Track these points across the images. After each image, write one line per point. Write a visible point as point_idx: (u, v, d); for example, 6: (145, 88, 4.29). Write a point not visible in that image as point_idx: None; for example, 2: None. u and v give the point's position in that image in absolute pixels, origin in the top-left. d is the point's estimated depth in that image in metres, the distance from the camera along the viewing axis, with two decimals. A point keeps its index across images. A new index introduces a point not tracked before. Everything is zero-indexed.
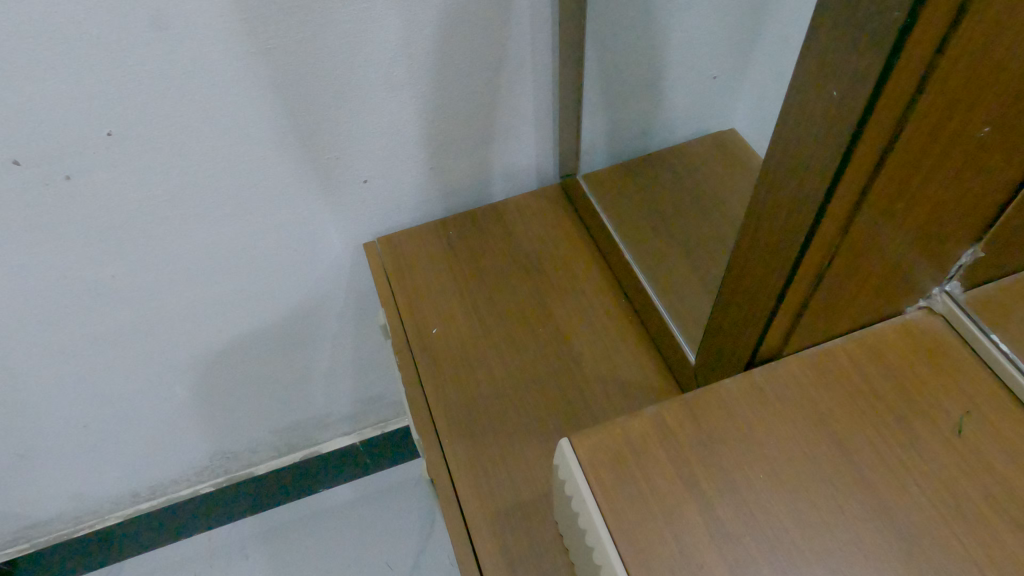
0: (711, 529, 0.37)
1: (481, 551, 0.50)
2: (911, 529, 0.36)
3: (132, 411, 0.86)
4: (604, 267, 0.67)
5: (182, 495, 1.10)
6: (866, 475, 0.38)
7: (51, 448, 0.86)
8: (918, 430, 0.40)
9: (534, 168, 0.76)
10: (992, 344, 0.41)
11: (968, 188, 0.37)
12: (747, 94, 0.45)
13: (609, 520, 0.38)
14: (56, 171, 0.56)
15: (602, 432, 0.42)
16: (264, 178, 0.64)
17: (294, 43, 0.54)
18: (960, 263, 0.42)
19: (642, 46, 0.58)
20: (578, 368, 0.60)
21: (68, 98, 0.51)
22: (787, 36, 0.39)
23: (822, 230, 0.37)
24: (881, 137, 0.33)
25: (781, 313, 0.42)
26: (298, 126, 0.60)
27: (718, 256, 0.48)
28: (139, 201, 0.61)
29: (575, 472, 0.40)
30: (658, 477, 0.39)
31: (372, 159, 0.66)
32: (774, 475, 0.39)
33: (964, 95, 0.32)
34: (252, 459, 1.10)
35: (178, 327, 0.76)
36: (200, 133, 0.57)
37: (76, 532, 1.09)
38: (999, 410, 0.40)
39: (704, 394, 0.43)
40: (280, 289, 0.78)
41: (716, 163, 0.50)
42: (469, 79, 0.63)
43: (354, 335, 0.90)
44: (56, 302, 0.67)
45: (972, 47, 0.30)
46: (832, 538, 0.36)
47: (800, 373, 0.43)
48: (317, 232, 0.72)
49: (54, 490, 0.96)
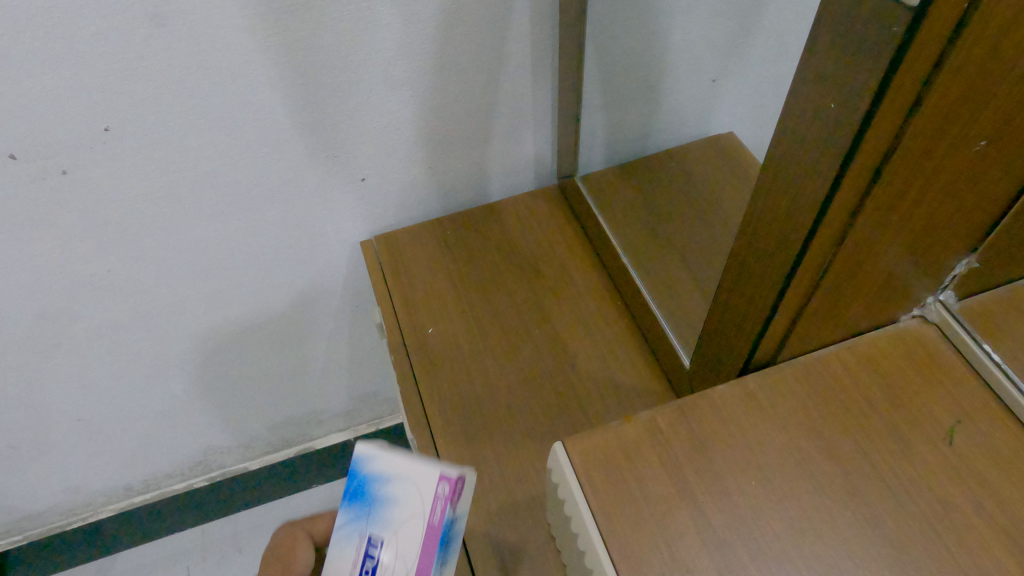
0: (702, 534, 0.36)
1: (474, 552, 0.52)
2: (902, 537, 0.35)
3: (127, 404, 0.86)
4: (599, 267, 0.71)
5: (175, 489, 1.09)
6: (858, 482, 0.37)
7: (44, 442, 0.86)
8: (912, 437, 0.39)
9: (536, 167, 0.78)
10: (988, 356, 0.41)
11: (966, 201, 0.36)
12: (745, 101, 0.46)
13: (600, 521, 0.37)
14: (53, 166, 0.56)
15: (596, 435, 0.41)
16: (267, 176, 0.65)
17: (296, 43, 0.54)
18: (954, 273, 0.42)
19: (644, 42, 0.58)
20: (574, 370, 0.62)
21: (64, 91, 0.51)
22: (780, 47, 0.38)
23: (818, 240, 0.35)
24: (865, 170, 0.31)
25: (769, 336, 0.42)
26: (300, 124, 0.61)
27: (715, 260, 0.49)
28: (137, 196, 0.61)
29: (568, 475, 0.40)
30: (650, 480, 0.39)
31: (373, 155, 0.67)
32: (765, 480, 0.38)
33: (956, 124, 0.30)
34: (246, 454, 1.10)
35: (177, 319, 0.77)
36: (202, 129, 0.58)
37: (67, 526, 1.06)
38: (990, 419, 0.39)
39: (696, 400, 0.42)
40: (275, 284, 0.78)
41: (719, 168, 0.51)
42: (471, 78, 0.64)
43: (348, 331, 0.91)
44: (53, 294, 0.67)
45: (964, 73, 0.28)
46: (821, 542, 0.35)
47: (792, 381, 0.42)
48: (317, 227, 0.73)
49: (44, 486, 0.95)
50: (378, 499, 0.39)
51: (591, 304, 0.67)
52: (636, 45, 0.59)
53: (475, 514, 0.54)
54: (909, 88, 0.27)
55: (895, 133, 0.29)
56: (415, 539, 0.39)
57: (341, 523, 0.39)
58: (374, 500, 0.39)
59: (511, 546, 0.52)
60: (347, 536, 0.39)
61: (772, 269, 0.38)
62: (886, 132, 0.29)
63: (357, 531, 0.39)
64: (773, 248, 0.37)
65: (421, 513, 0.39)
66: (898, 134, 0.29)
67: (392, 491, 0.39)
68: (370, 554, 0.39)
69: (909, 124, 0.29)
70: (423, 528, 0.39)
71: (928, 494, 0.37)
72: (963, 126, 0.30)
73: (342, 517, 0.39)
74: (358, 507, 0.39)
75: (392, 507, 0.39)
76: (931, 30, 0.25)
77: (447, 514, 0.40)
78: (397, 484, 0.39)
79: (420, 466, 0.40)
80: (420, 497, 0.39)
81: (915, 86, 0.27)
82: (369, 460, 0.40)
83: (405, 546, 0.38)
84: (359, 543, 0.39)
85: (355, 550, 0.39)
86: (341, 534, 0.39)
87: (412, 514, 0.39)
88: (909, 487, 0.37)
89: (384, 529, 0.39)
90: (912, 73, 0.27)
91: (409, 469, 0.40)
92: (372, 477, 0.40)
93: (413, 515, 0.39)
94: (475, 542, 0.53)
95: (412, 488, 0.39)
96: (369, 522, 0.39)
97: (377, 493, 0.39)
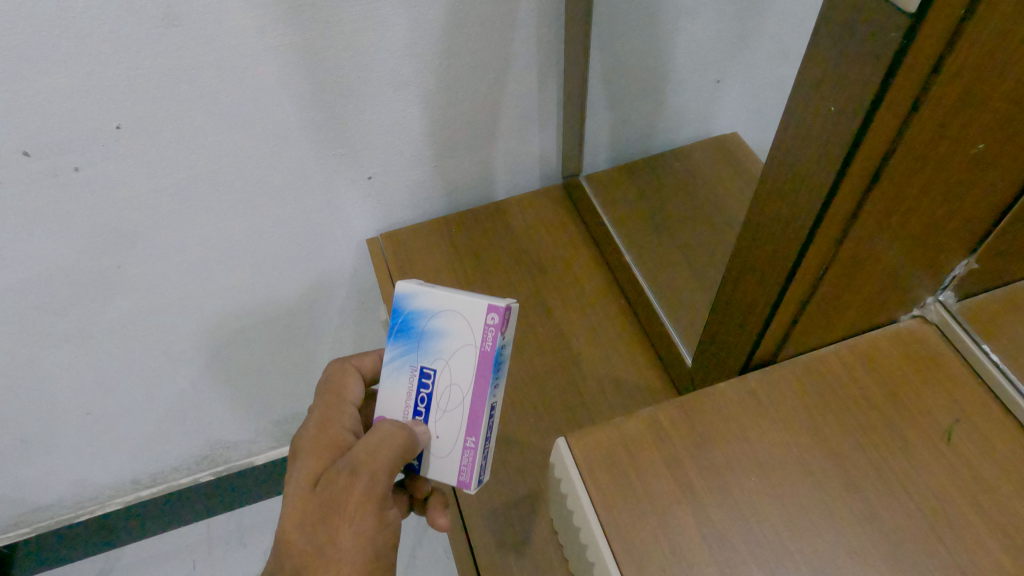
0: (703, 529, 0.37)
1: (477, 546, 0.53)
2: (898, 533, 0.36)
3: (135, 398, 0.87)
4: (603, 266, 0.71)
5: (181, 483, 1.10)
6: (856, 479, 0.38)
7: (53, 435, 0.87)
8: (909, 436, 0.39)
9: (541, 167, 0.79)
10: (987, 355, 0.42)
11: (965, 204, 0.36)
12: (748, 105, 0.46)
13: (602, 515, 0.38)
14: (66, 163, 0.57)
15: (598, 431, 0.42)
16: (275, 174, 0.65)
17: (306, 43, 0.55)
18: (953, 274, 0.43)
19: (649, 44, 0.59)
20: (578, 367, 0.63)
21: (77, 89, 0.52)
22: (783, 52, 0.39)
23: (817, 243, 0.35)
24: (864, 173, 0.31)
25: (769, 337, 0.42)
26: (308, 123, 0.62)
27: (717, 260, 0.49)
28: (147, 193, 0.62)
29: (570, 471, 0.40)
30: (652, 476, 0.39)
31: (380, 154, 0.68)
32: (764, 476, 0.39)
33: (956, 126, 0.31)
34: (251, 449, 1.11)
35: (185, 315, 0.77)
36: (212, 127, 0.59)
37: (75, 518, 1.06)
38: (987, 418, 0.40)
39: (698, 397, 0.43)
40: (282, 281, 0.79)
41: (724, 170, 0.52)
42: (477, 79, 0.64)
43: (353, 327, 0.92)
44: (64, 289, 0.68)
45: (961, 79, 0.28)
46: (818, 538, 0.36)
47: (793, 380, 0.43)
48: (323, 225, 0.74)
49: (52, 479, 0.96)
50: (425, 332, 0.46)
51: (595, 302, 0.68)
52: (642, 47, 0.59)
53: (478, 508, 0.55)
54: (908, 92, 0.28)
55: (893, 137, 0.30)
56: (466, 364, 0.45)
57: (395, 353, 0.47)
58: (423, 333, 0.46)
59: (512, 540, 0.53)
60: (402, 364, 0.47)
61: (772, 270, 0.39)
62: (885, 135, 0.30)
63: (410, 361, 0.47)
64: (772, 249, 0.38)
65: (468, 339, 0.45)
66: (896, 138, 0.30)
67: (438, 323, 0.46)
68: (425, 378, 0.46)
69: (907, 128, 0.29)
70: (475, 354, 0.45)
71: (924, 491, 0.37)
72: (961, 131, 0.31)
73: (394, 349, 0.47)
74: (412, 339, 0.46)
75: (440, 337, 0.46)
76: (928, 37, 0.26)
77: (499, 340, 0.44)
78: (442, 318, 0.45)
79: (464, 299, 0.45)
80: (467, 326, 0.45)
81: (913, 91, 0.28)
82: (415, 298, 0.46)
83: (456, 371, 0.45)
84: (413, 369, 0.47)
85: (410, 377, 0.47)
86: (397, 364, 0.47)
87: (458, 343, 0.45)
88: (907, 484, 0.38)
89: (433, 358, 0.46)
90: (910, 78, 0.27)
91: (452, 303, 0.45)
92: (419, 312, 0.46)
93: (463, 343, 0.45)
94: (478, 536, 0.54)
95: (457, 319, 0.45)
96: (420, 353, 0.46)
97: (424, 327, 0.46)
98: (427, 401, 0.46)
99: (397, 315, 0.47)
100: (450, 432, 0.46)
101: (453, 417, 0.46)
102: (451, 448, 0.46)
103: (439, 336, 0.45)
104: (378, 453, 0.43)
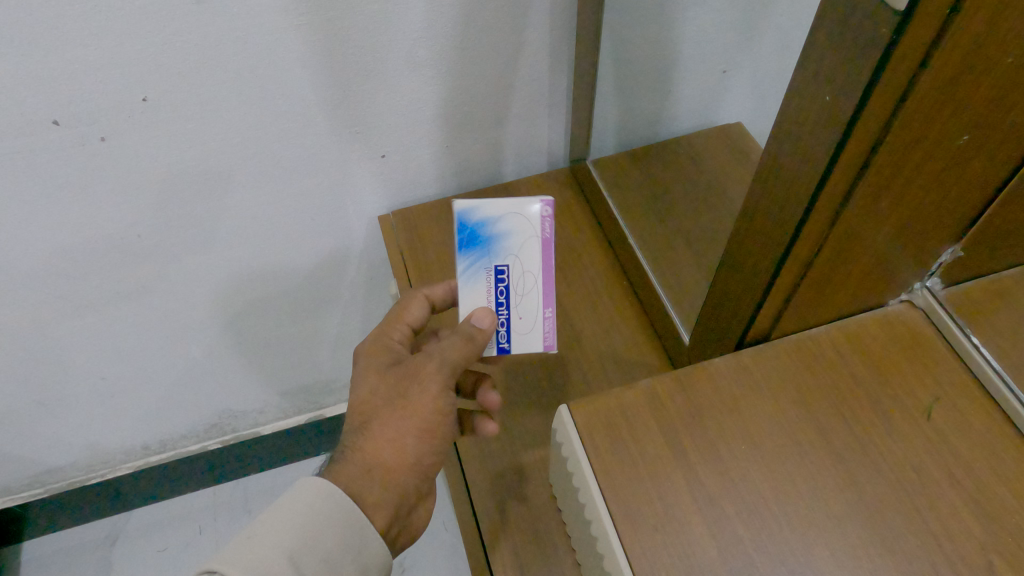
0: (694, 492, 0.39)
1: (480, 509, 0.56)
2: (875, 499, 0.38)
3: (148, 365, 0.89)
4: (607, 248, 0.74)
5: (190, 451, 1.13)
6: (840, 450, 0.40)
7: (69, 398, 0.89)
8: (891, 410, 0.42)
9: (549, 150, 0.81)
10: (968, 339, 0.44)
11: (950, 194, 0.38)
12: (752, 95, 0.49)
13: (601, 478, 0.40)
14: (92, 133, 0.59)
15: (599, 400, 0.44)
16: (292, 150, 0.67)
17: (327, 21, 0.57)
18: (941, 261, 0.45)
19: (658, 34, 0.61)
20: (580, 343, 0.66)
21: (109, 62, 0.54)
22: (786, 46, 0.41)
23: (809, 228, 0.37)
24: (854, 160, 0.33)
25: (762, 316, 0.44)
26: (326, 100, 0.64)
27: (716, 241, 0.52)
28: (170, 165, 0.64)
29: (572, 435, 0.43)
30: (648, 443, 0.42)
31: (394, 132, 0.70)
32: (754, 445, 0.41)
33: (942, 119, 0.33)
34: (258, 419, 1.14)
35: (200, 285, 0.80)
36: (233, 102, 0.61)
37: (87, 481, 1.09)
38: (967, 399, 0.42)
39: (695, 369, 0.45)
40: (295, 256, 0.82)
41: (726, 156, 0.54)
42: (490, 62, 0.66)
43: (363, 303, 0.95)
44: (85, 258, 0.70)
45: (947, 73, 0.30)
46: (802, 502, 0.38)
47: (785, 359, 0.45)
48: (337, 202, 0.76)
49: (66, 442, 0.99)
50: (493, 237, 0.49)
51: (599, 283, 0.71)
52: (651, 36, 0.61)
53: (482, 474, 0.58)
54: (895, 85, 0.30)
55: (883, 125, 0.32)
56: (533, 252, 0.49)
57: (466, 262, 0.50)
58: (490, 236, 0.49)
59: (513, 504, 0.56)
60: (476, 272, 0.50)
61: (766, 254, 0.41)
62: (874, 124, 0.31)
63: (484, 264, 0.49)
64: (766, 236, 0.40)
65: (532, 233, 0.49)
66: (884, 128, 0.32)
67: (503, 227, 0.49)
68: (499, 275, 0.50)
69: (896, 116, 0.31)
70: (539, 243, 0.49)
71: (903, 464, 0.40)
72: (948, 122, 0.33)
73: (466, 259, 0.50)
74: (478, 247, 0.49)
75: (507, 237, 0.49)
76: (913, 36, 0.28)
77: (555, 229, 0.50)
78: (505, 221, 0.49)
79: (524, 199, 0.49)
80: (528, 222, 0.49)
81: (903, 82, 0.30)
82: (474, 209, 0.49)
83: (528, 261, 0.49)
84: (487, 272, 0.50)
85: (487, 279, 0.50)
86: (472, 272, 0.50)
87: (523, 239, 0.49)
88: (886, 455, 0.40)
89: (504, 256, 0.49)
90: (900, 70, 0.29)
91: (514, 206, 0.49)
92: (485, 220, 0.49)
93: (527, 237, 0.49)
94: (481, 498, 0.57)
95: (520, 218, 0.49)
96: (491, 256, 0.49)
97: (491, 230, 0.49)
98: (506, 293, 0.50)
99: (462, 228, 0.49)
100: (535, 310, 0.51)
101: (532, 298, 0.50)
102: (534, 326, 0.51)
103: (509, 235, 0.49)
104: (448, 348, 0.51)
